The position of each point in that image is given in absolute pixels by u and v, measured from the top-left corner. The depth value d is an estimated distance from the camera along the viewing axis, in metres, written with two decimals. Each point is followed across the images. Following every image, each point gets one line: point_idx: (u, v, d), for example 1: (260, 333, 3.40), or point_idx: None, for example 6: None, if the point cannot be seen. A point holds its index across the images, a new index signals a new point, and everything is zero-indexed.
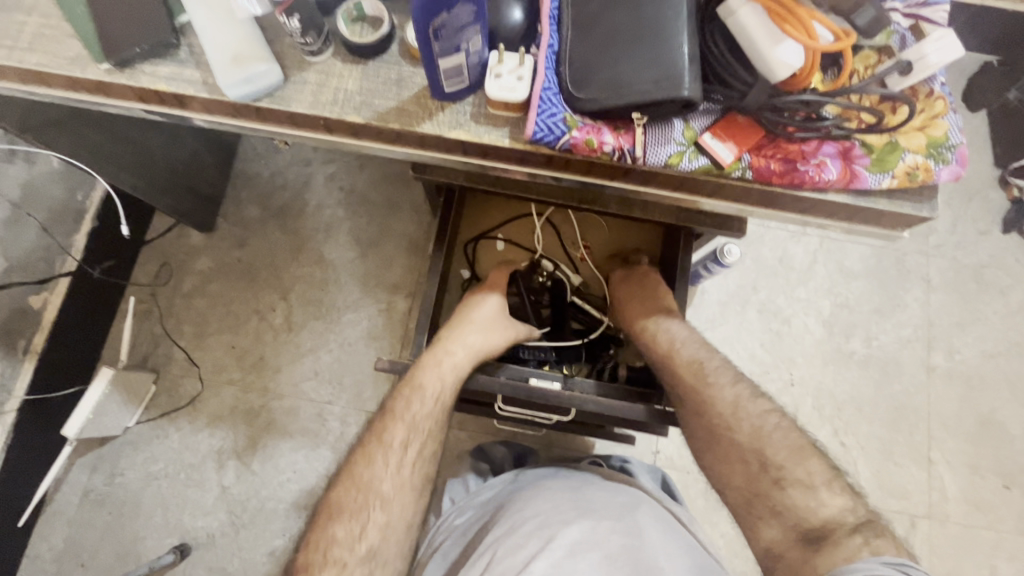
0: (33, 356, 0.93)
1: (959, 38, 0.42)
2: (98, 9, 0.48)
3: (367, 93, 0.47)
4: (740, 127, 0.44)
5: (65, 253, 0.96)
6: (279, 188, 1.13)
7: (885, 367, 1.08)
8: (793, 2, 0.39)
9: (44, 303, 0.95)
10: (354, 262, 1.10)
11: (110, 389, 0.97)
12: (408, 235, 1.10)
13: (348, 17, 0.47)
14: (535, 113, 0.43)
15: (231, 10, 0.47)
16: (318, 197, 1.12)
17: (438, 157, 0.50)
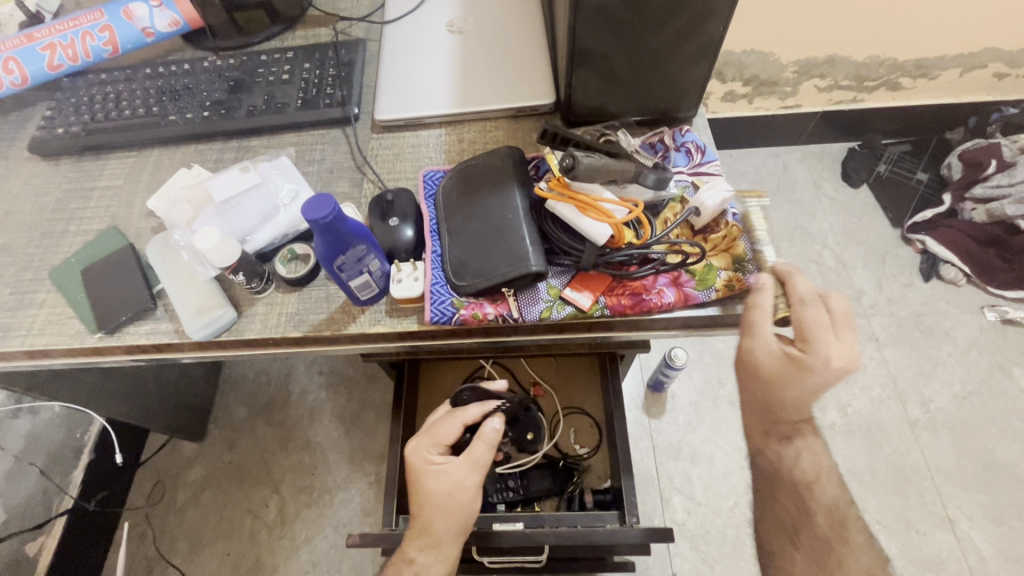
0: None
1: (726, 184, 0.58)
2: (94, 295, 0.62)
3: (302, 310, 0.60)
4: (590, 279, 0.57)
5: (62, 492, 1.05)
6: (265, 385, 1.26)
7: (870, 432, 1.15)
8: (579, 194, 0.55)
9: (40, 548, 1.01)
10: (340, 439, 1.19)
11: None
12: (386, 401, 1.22)
13: (283, 260, 0.61)
14: (429, 303, 0.56)
15: (191, 275, 0.61)
16: (300, 385, 1.25)
17: (369, 347, 0.61)
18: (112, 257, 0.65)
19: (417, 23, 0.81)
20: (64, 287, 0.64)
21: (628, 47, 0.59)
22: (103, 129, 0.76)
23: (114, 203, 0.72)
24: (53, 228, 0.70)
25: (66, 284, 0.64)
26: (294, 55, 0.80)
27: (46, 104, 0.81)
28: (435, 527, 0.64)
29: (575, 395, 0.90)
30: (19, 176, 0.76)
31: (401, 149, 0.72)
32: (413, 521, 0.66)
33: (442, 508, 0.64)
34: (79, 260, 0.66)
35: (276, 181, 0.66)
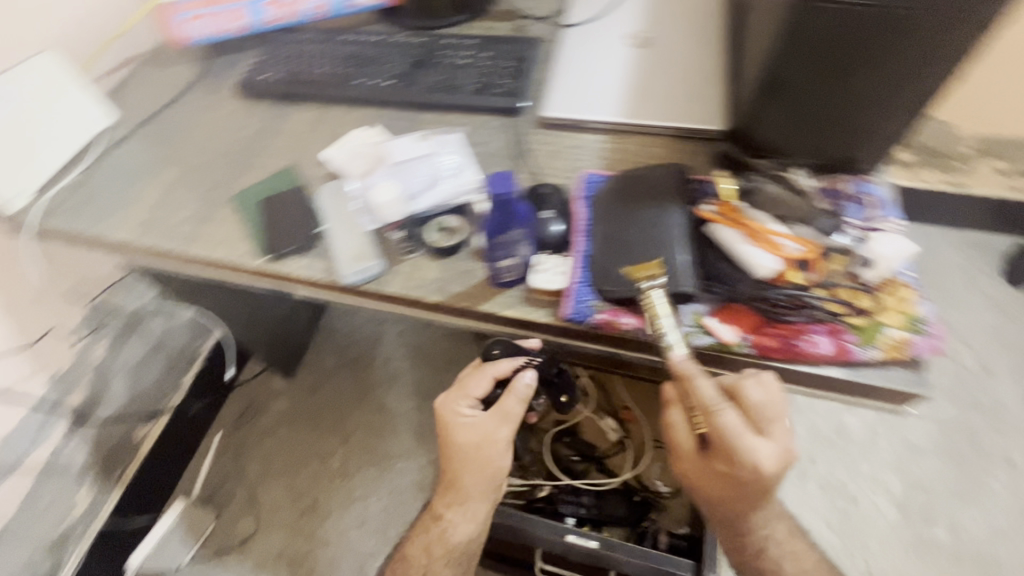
0: (122, 484, 1.17)
1: (909, 241, 0.54)
2: (269, 223, 0.69)
3: (444, 279, 0.63)
4: (738, 312, 0.54)
5: (173, 390, 1.25)
6: (354, 342, 1.42)
7: (981, 564, 1.01)
8: (751, 221, 0.55)
9: (146, 434, 1.21)
10: (410, 411, 1.32)
11: (178, 521, 1.21)
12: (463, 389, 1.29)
13: (435, 228, 0.64)
14: (570, 300, 0.56)
15: (354, 223, 0.66)
16: (386, 351, 1.40)
17: (497, 328, 0.62)
18: (287, 193, 0.71)
19: (598, 31, 0.83)
20: (244, 211, 0.72)
21: (830, 81, 0.56)
22: (299, 81, 0.84)
23: (295, 146, 0.79)
24: (240, 158, 0.79)
25: (246, 210, 0.72)
26: (476, 43, 0.84)
27: (257, 51, 0.92)
28: (468, 484, 0.67)
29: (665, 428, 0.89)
30: (225, 107, 0.86)
31: (563, 148, 0.72)
32: (444, 474, 0.69)
33: (475, 463, 0.66)
34: (259, 191, 0.73)
35: (444, 155, 0.69)
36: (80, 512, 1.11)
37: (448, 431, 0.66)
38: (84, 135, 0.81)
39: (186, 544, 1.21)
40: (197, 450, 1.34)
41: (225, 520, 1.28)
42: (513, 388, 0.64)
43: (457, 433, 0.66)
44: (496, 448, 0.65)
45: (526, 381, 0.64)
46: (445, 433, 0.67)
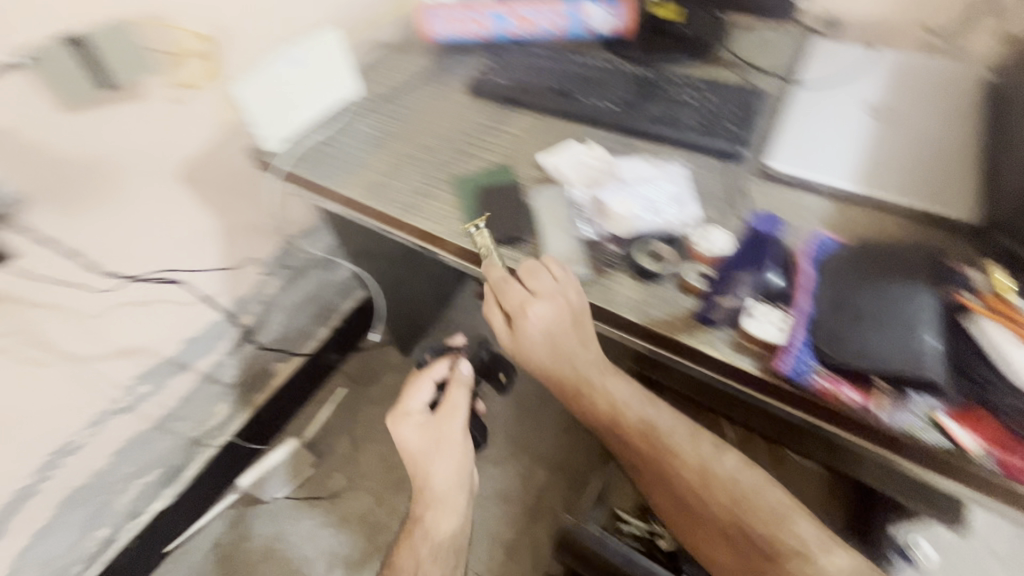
0: (250, 409, 1.32)
1: None
2: (486, 210, 0.73)
3: (646, 302, 0.63)
4: (983, 421, 0.49)
5: (312, 338, 1.40)
6: (471, 340, 1.54)
7: None
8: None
9: (281, 369, 1.36)
10: (510, 419, 1.40)
11: (288, 455, 1.33)
12: (559, 417, 1.40)
13: (642, 250, 0.65)
14: (788, 356, 0.54)
15: (568, 229, 0.69)
16: None
17: (688, 363, 0.61)
18: (506, 188, 0.75)
19: (828, 98, 0.82)
20: (461, 194, 0.78)
21: None
22: (524, 89, 0.90)
23: (513, 146, 0.84)
24: (461, 147, 0.85)
25: (463, 194, 0.77)
26: (703, 85, 0.86)
27: (489, 56, 1.00)
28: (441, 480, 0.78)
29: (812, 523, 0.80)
30: (452, 100, 0.94)
31: (782, 204, 0.71)
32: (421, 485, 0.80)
33: (411, 463, 0.78)
34: (477, 180, 0.78)
35: (668, 184, 0.71)
36: (215, 423, 1.25)
37: (417, 447, 0.78)
38: (336, 100, 0.93)
39: (286, 481, 1.32)
40: (312, 397, 1.45)
41: (321, 470, 1.36)
42: (455, 380, 0.80)
43: (413, 441, 0.78)
44: (448, 465, 0.78)
45: (438, 370, 0.80)
46: (410, 457, 0.78)
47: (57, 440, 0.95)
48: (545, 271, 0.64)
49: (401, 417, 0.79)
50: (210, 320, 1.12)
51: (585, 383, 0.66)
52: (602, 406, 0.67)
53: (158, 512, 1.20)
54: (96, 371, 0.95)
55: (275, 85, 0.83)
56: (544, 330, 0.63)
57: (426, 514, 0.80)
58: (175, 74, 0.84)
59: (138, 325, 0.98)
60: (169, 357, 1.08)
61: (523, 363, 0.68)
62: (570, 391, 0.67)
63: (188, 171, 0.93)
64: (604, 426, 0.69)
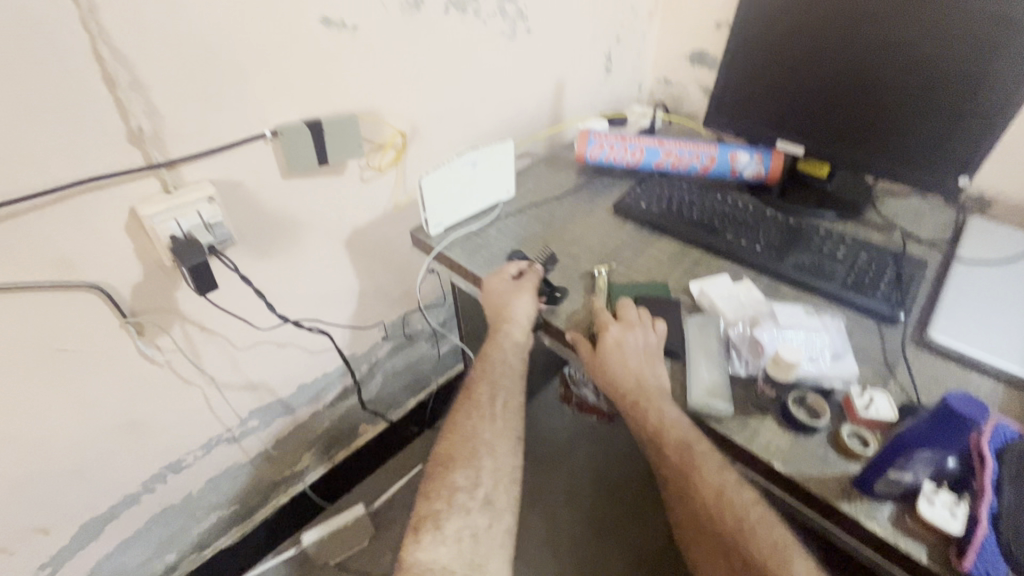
0: (328, 464, 1.35)
1: None
2: None
3: (795, 454, 0.61)
4: None
5: (399, 407, 1.46)
6: (549, 441, 1.52)
7: None
8: None
9: (365, 431, 1.40)
10: (578, 537, 1.32)
11: (353, 521, 1.29)
12: (632, 547, 1.30)
13: (794, 398, 0.64)
14: (975, 555, 0.50)
15: (716, 360, 0.69)
16: (574, 464, 1.47)
17: (837, 530, 0.58)
18: (663, 303, 0.79)
19: (991, 274, 0.80)
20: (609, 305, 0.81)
21: None
22: (668, 217, 0.97)
23: (656, 268, 0.89)
24: (603, 260, 0.91)
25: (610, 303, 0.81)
26: (853, 242, 0.87)
27: (635, 182, 1.09)
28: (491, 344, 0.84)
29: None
30: (596, 216, 1.02)
31: (943, 376, 0.68)
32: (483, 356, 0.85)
33: (495, 305, 0.83)
34: (635, 291, 0.83)
35: (829, 338, 0.69)
36: (296, 472, 1.29)
37: (494, 292, 0.84)
38: (494, 200, 1.04)
39: (344, 549, 1.29)
40: (385, 466, 1.48)
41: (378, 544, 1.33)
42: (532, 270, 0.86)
43: (501, 288, 0.84)
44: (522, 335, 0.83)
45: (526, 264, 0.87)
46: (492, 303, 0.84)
47: (172, 456, 1.01)
48: (647, 326, 0.73)
49: (511, 285, 0.84)
50: (326, 371, 1.19)
51: (648, 397, 0.67)
52: (671, 458, 0.63)
53: (223, 549, 1.22)
54: (225, 399, 1.03)
55: (451, 181, 0.95)
56: (617, 341, 0.71)
57: (508, 362, 0.83)
58: (372, 159, 0.98)
59: (270, 364, 1.07)
60: (282, 398, 1.14)
61: (600, 376, 0.72)
62: (625, 400, 0.68)
63: (353, 237, 1.05)
64: (665, 462, 0.64)
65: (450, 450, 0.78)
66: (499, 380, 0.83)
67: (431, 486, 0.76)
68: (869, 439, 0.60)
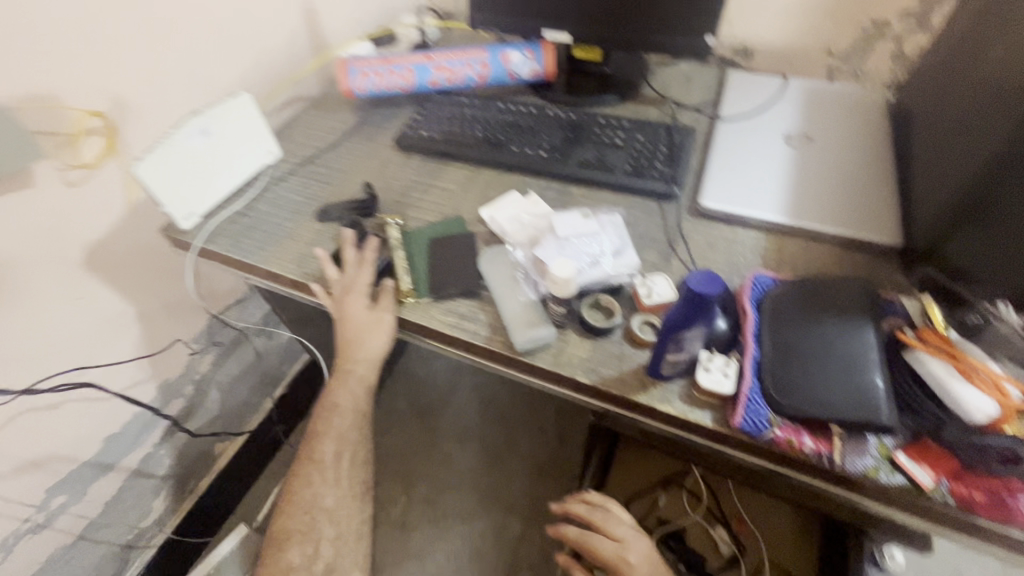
0: (191, 497, 1.21)
1: None
2: (434, 268, 0.71)
3: (593, 361, 0.61)
4: (933, 454, 0.49)
5: (256, 412, 1.33)
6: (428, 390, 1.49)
7: None
8: (970, 358, 0.49)
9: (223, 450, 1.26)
10: (477, 472, 1.35)
11: (235, 546, 1.20)
12: (532, 458, 1.36)
13: (589, 305, 0.64)
14: (743, 409, 0.53)
15: (512, 290, 0.66)
16: (458, 405, 1.47)
17: (643, 421, 0.60)
18: (457, 240, 0.73)
19: (750, 129, 0.84)
20: (411, 257, 0.73)
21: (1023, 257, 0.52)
22: (453, 141, 0.88)
23: (448, 203, 0.81)
24: (392, 207, 0.82)
25: (411, 251, 0.74)
26: (630, 126, 0.86)
27: (415, 108, 0.98)
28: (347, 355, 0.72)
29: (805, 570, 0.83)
30: (381, 157, 0.91)
31: (715, 241, 0.72)
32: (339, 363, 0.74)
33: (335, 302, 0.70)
34: (430, 233, 0.76)
35: (608, 234, 0.69)
36: (149, 522, 1.13)
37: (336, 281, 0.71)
38: (255, 168, 0.88)
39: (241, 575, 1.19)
40: (263, 474, 1.37)
41: None
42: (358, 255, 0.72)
43: (356, 316, 0.69)
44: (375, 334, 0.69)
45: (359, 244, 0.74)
46: (343, 325, 0.70)
47: None
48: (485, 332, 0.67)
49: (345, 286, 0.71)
50: (133, 412, 1.01)
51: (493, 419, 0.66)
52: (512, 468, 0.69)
53: None
54: None
55: (182, 160, 0.77)
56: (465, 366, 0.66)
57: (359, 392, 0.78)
58: (67, 156, 0.76)
59: (46, 434, 0.87)
60: (87, 461, 0.96)
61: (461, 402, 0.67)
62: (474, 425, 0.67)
63: (91, 258, 0.85)
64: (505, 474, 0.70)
65: (296, 490, 0.81)
66: (339, 417, 0.78)
67: (281, 532, 0.81)
68: (657, 324, 0.62)
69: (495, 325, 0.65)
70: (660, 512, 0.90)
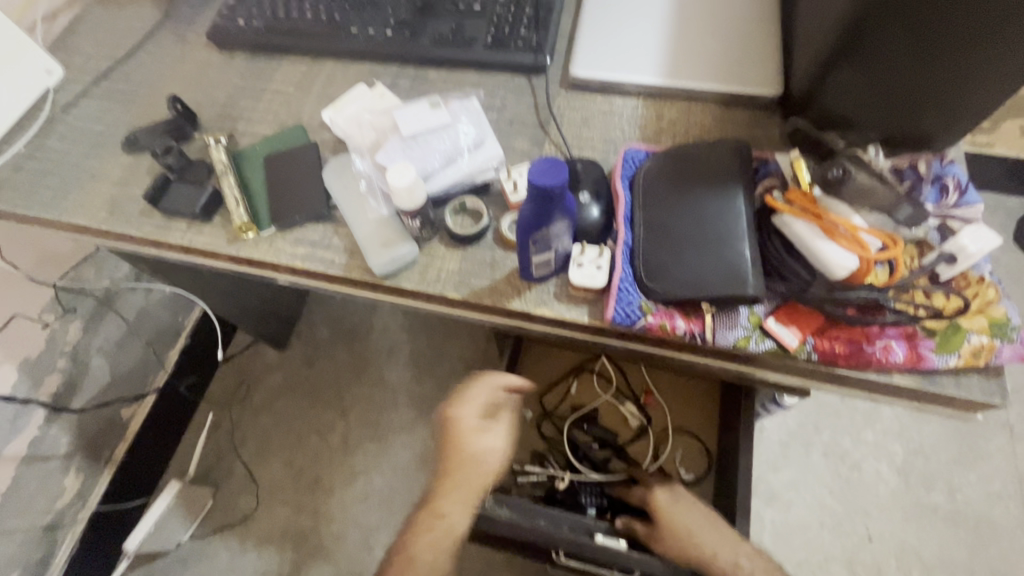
0: (112, 465, 1.07)
1: (994, 231, 0.48)
2: (274, 193, 0.60)
3: (464, 273, 0.55)
4: (801, 314, 0.49)
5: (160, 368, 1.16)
6: (350, 314, 1.32)
7: (969, 526, 0.98)
8: (832, 214, 0.48)
9: (133, 414, 1.10)
10: (411, 383, 1.24)
11: (173, 503, 1.12)
12: (465, 361, 1.25)
13: (453, 211, 0.57)
14: (614, 300, 0.50)
15: (361, 208, 0.58)
16: (383, 321, 1.30)
17: (523, 327, 0.56)
18: (297, 155, 0.62)
19: None
20: (247, 184, 0.62)
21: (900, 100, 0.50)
22: (279, 29, 0.72)
23: (285, 110, 0.68)
24: (219, 124, 0.68)
25: (245, 176, 0.62)
26: None
27: None
28: None
29: (706, 426, 0.88)
30: (195, 61, 0.73)
31: (590, 116, 0.64)
32: None
33: None
34: (266, 151, 0.64)
35: (463, 124, 0.61)
36: (69, 499, 1.02)
37: None
38: (28, 93, 0.69)
39: (185, 524, 1.12)
40: None
41: None
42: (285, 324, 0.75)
43: None
44: None
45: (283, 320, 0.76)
46: None
47: None
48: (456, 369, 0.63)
49: None
50: None
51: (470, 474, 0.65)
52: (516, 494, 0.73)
53: None
54: None
55: None
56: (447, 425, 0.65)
57: None
58: None
59: None
60: None
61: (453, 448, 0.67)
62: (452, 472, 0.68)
63: None
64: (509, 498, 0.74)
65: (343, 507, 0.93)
66: None
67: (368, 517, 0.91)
68: None
69: (353, 248, 0.58)
70: (570, 398, 0.91)
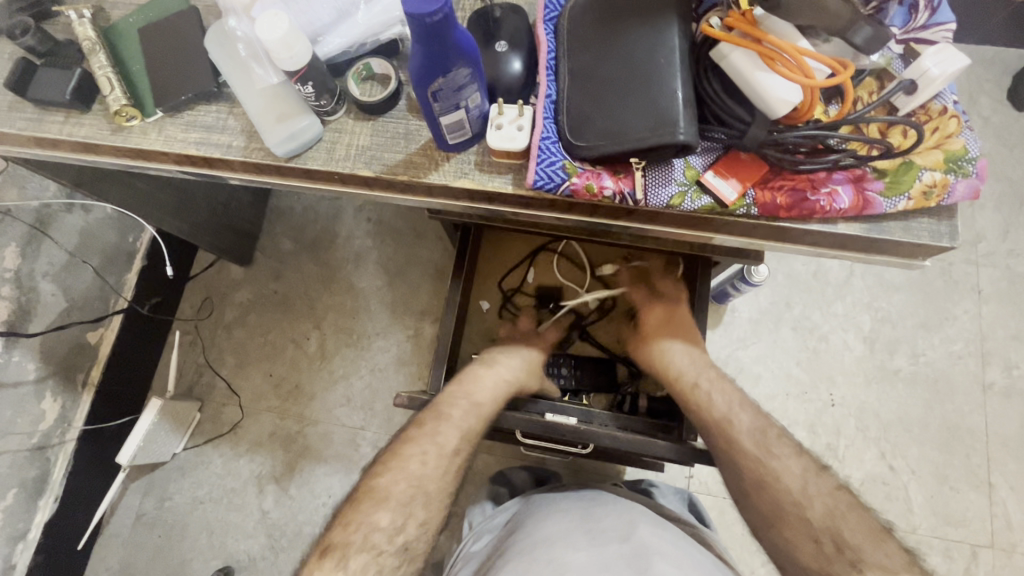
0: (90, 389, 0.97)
1: (960, 51, 0.42)
2: (155, 71, 0.53)
3: (377, 147, 0.50)
4: (742, 163, 0.44)
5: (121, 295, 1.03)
6: (311, 222, 1.16)
7: (935, 386, 0.95)
8: (778, 40, 0.41)
9: (100, 338, 0.98)
10: (382, 290, 1.12)
11: (158, 419, 0.98)
12: (432, 261, 1.12)
13: (357, 77, 0.50)
14: (535, 163, 0.45)
15: (251, 80, 0.50)
16: (347, 229, 1.15)
17: (447, 205, 0.51)
18: (176, 24, 0.53)
19: None
20: (126, 64, 0.54)
21: None
22: None
23: None
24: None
25: (122, 56, 0.54)
26: None
27: None
28: None
29: None
30: None
31: None
32: None
33: None
34: (142, 22, 0.55)
35: None
36: (49, 422, 0.93)
37: None
38: None
39: (174, 436, 1.04)
40: None
41: None
42: None
43: None
44: None
45: None
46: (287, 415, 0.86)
47: None
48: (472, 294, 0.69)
49: None
50: None
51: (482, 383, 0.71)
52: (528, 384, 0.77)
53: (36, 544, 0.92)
54: None
55: None
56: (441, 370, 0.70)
57: None
58: None
59: None
60: None
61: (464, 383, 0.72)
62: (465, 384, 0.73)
63: None
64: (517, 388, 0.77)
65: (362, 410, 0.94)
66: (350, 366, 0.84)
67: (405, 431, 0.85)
68: None
69: (252, 130, 0.51)
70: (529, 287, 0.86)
